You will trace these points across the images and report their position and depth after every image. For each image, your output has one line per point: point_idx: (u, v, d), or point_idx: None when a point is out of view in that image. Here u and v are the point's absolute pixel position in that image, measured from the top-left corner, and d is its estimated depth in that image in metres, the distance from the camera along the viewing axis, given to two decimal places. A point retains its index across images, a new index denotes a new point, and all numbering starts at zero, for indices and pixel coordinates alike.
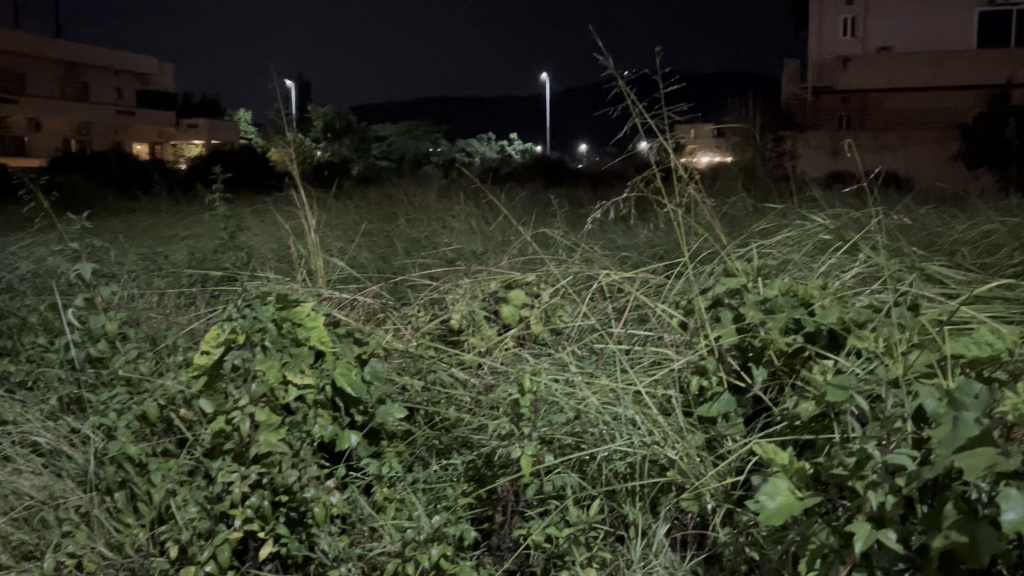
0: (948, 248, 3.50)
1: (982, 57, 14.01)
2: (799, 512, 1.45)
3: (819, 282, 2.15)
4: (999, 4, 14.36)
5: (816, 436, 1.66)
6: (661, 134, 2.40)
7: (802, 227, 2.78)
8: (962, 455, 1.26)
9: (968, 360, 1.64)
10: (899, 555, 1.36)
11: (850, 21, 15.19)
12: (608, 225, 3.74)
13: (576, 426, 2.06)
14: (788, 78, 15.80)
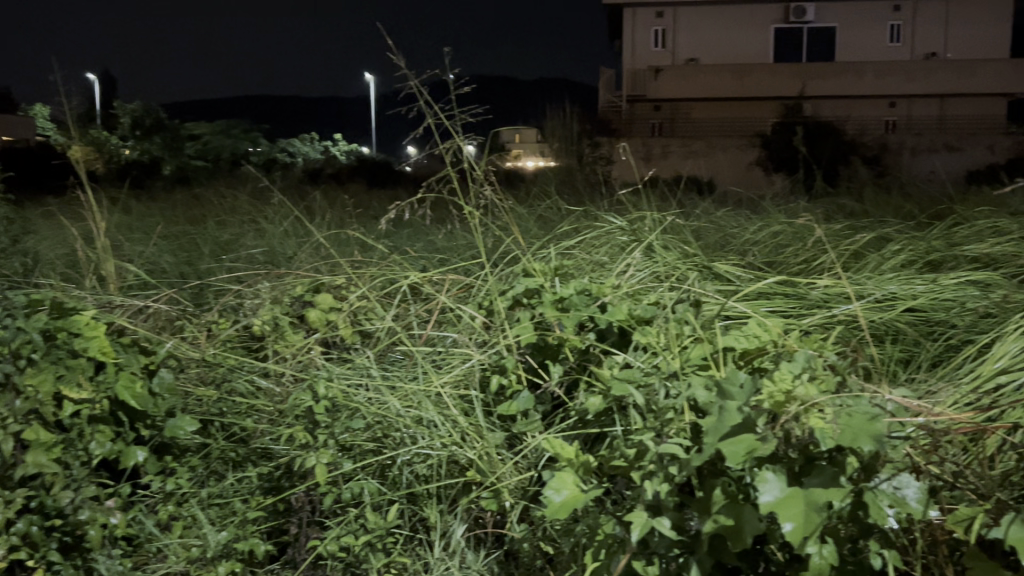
0: (740, 249, 3.73)
1: (776, 70, 15.07)
2: (583, 504, 1.49)
3: (612, 282, 2.23)
4: (792, 22, 15.50)
5: (601, 430, 1.73)
6: (455, 135, 2.42)
7: (602, 228, 2.88)
8: (726, 442, 1.34)
9: (740, 353, 1.75)
10: (674, 540, 1.42)
11: (661, 32, 15.89)
12: (420, 227, 3.73)
13: (377, 431, 2.03)
14: (605, 86, 16.38)
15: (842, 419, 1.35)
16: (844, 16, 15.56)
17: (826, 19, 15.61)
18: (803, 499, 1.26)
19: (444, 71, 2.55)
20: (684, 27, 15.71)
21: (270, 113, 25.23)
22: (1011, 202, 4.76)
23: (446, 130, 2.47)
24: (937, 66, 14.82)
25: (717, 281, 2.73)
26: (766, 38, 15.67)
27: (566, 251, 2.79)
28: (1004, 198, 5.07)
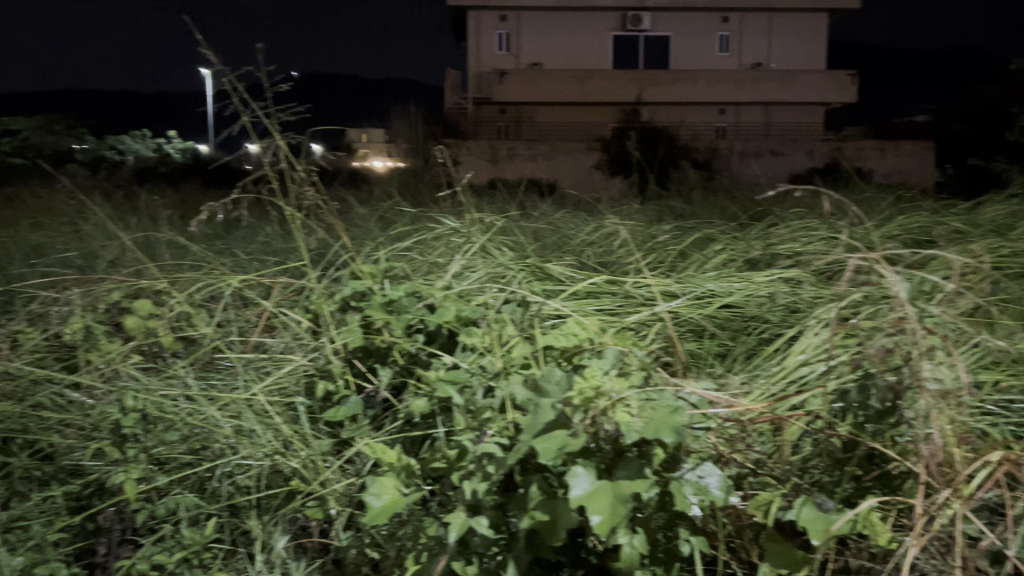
0: (575, 249, 3.82)
1: (615, 76, 15.53)
2: (403, 509, 1.48)
3: (441, 283, 2.23)
4: (630, 30, 16.05)
5: (425, 433, 1.72)
6: (274, 134, 2.36)
7: (435, 230, 2.87)
8: (539, 439, 1.36)
9: (561, 352, 1.78)
10: (493, 539, 1.44)
11: (504, 35, 16.06)
12: (251, 228, 3.61)
13: (194, 443, 1.95)
14: (450, 87, 16.41)
15: (646, 413, 1.40)
16: (677, 26, 16.25)
17: (660, 28, 16.25)
18: (611, 492, 1.30)
19: (259, 69, 2.47)
20: (526, 31, 15.95)
21: (97, 107, 23.77)
22: (825, 205, 5.09)
23: (264, 129, 2.40)
24: (761, 75, 15.73)
25: (547, 281, 2.79)
26: (606, 45, 16.14)
27: (399, 253, 2.77)
28: (816, 199, 5.44)
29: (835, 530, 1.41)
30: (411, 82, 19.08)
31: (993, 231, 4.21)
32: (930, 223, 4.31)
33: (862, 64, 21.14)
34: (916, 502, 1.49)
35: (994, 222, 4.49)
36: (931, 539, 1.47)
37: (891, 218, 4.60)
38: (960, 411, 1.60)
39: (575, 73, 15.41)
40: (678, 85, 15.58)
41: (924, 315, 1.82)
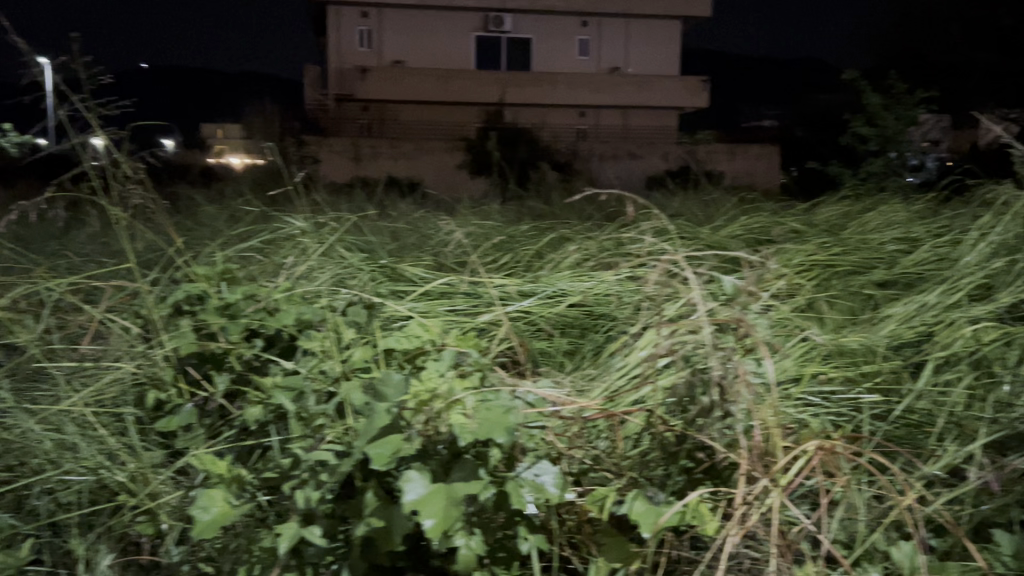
0: (432, 249, 3.79)
1: (478, 76, 15.57)
2: (232, 521, 1.43)
3: (282, 285, 2.16)
4: (492, 30, 16.12)
5: (258, 441, 1.67)
6: (95, 129, 2.22)
7: (281, 231, 2.79)
8: (372, 444, 1.36)
9: (403, 355, 1.77)
10: (327, 548, 1.42)
11: (366, 32, 15.75)
12: (85, 228, 3.39)
13: (9, 460, 1.82)
14: (309, 84, 16.05)
15: (479, 414, 1.39)
16: (537, 28, 16.49)
17: (521, 30, 16.45)
18: (445, 494, 1.30)
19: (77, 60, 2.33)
20: (387, 29, 15.76)
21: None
22: (676, 207, 5.27)
23: (84, 124, 2.26)
24: (619, 79, 16.16)
25: (399, 283, 2.76)
26: (468, 45, 16.15)
27: (242, 255, 2.67)
28: (667, 200, 5.63)
29: (663, 522, 1.46)
30: (269, 77, 18.56)
31: (827, 232, 4.47)
32: (770, 224, 4.54)
33: (714, 70, 22.07)
34: (737, 491, 1.57)
35: (828, 222, 4.77)
36: (752, 525, 1.55)
37: (735, 219, 4.81)
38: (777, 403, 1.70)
39: (437, 72, 15.39)
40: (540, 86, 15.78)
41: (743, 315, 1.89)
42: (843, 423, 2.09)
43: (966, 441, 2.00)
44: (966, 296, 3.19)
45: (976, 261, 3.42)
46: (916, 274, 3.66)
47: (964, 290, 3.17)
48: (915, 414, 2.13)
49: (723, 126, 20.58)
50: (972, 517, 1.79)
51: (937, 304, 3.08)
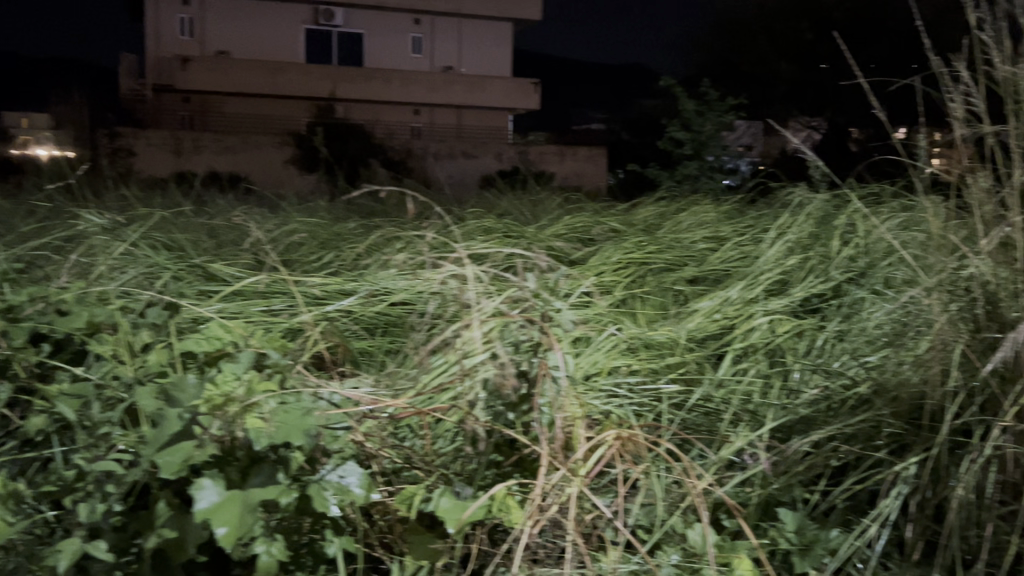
0: (253, 245, 3.67)
1: (308, 70, 15.19)
2: (7, 539, 1.33)
3: (74, 286, 2.04)
4: (322, 24, 15.74)
5: (40, 452, 1.56)
6: None
7: (79, 229, 2.62)
8: (162, 454, 1.32)
9: (203, 359, 1.71)
10: (114, 563, 1.35)
11: (187, 20, 14.93)
12: None
13: None
14: (124, 71, 15.13)
15: (276, 417, 1.37)
16: (369, 24, 16.29)
17: (353, 25, 16.20)
18: (240, 501, 1.29)
19: None
20: (211, 16, 15.04)
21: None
22: (503, 206, 5.35)
23: None
24: (452, 78, 16.22)
25: (208, 282, 2.64)
26: (297, 38, 15.70)
27: (34, 252, 2.50)
28: (493, 200, 5.69)
29: (467, 517, 1.50)
30: (78, 63, 17.33)
31: (643, 230, 4.66)
32: (590, 223, 4.69)
33: (544, 73, 22.54)
34: (539, 480, 1.61)
35: (645, 222, 4.97)
36: (554, 514, 1.60)
37: (558, 218, 4.94)
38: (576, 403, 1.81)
39: (265, 64, 14.87)
40: (373, 82, 15.59)
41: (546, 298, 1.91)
42: (645, 413, 2.18)
43: (756, 426, 2.14)
44: (764, 291, 3.41)
45: (775, 258, 3.67)
46: (723, 271, 3.85)
47: (763, 285, 3.39)
48: (712, 402, 2.25)
49: (553, 127, 21.05)
50: (760, 497, 1.93)
51: (739, 299, 3.27)
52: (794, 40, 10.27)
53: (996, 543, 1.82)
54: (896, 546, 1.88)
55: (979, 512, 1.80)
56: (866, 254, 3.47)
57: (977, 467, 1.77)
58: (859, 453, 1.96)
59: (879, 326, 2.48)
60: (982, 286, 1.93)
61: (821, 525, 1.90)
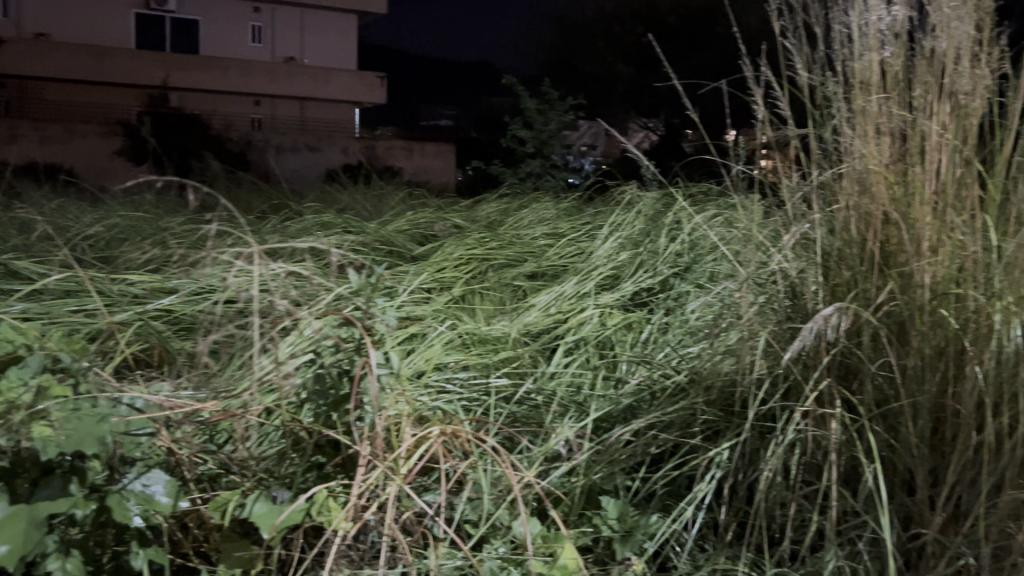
0: (67, 240, 3.43)
1: (139, 56, 14.28)
2: None
3: None
4: (153, 9, 14.76)
5: None
6: None
7: None
8: None
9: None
10: None
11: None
12: None
13: None
14: None
15: (66, 425, 1.30)
16: (204, 10, 15.43)
17: (187, 11, 15.25)
18: (25, 518, 1.24)
19: None
20: None
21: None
22: (343, 202, 5.24)
23: None
24: (293, 70, 15.79)
25: (9, 280, 2.46)
26: (126, 21, 14.63)
27: None
28: (333, 195, 5.57)
29: (281, 522, 1.46)
30: None
31: (485, 226, 4.70)
32: (432, 219, 4.67)
33: (389, 66, 22.30)
34: (357, 480, 1.57)
35: (488, 218, 5.00)
36: (373, 513, 1.57)
37: (400, 214, 4.91)
38: (403, 400, 1.79)
39: (91, 49, 13.84)
40: (210, 72, 14.91)
41: (369, 294, 1.88)
42: (473, 408, 2.20)
43: (580, 418, 2.20)
44: (597, 286, 3.50)
45: (608, 255, 3.78)
46: (560, 267, 3.92)
47: (594, 281, 3.48)
48: (540, 395, 2.29)
49: (399, 122, 20.86)
50: (583, 486, 2.00)
51: (573, 294, 3.34)
52: (629, 43, 10.59)
53: (800, 520, 1.95)
54: (711, 528, 1.99)
55: (784, 493, 1.92)
56: (691, 250, 3.63)
57: (782, 451, 1.87)
58: (676, 440, 2.04)
59: (700, 318, 2.60)
60: (786, 279, 2.05)
61: (642, 512, 1.97)
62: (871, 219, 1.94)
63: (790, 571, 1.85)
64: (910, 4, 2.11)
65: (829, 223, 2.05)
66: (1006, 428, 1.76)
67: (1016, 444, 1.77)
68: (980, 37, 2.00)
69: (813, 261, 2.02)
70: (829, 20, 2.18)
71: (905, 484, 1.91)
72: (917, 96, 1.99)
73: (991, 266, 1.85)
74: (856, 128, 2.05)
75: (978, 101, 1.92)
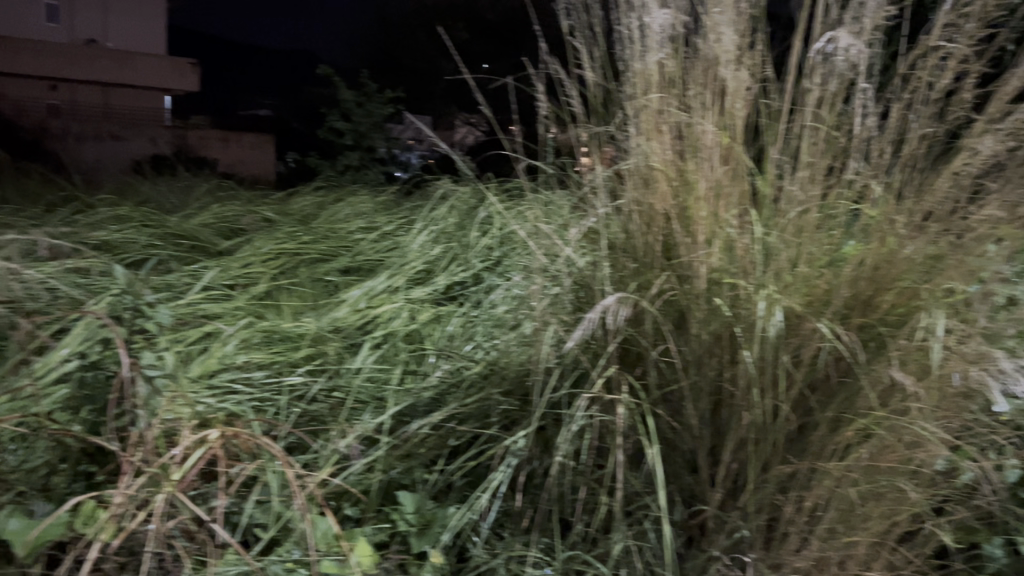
0: None
1: None
2: None
3: None
4: None
5: None
6: None
7: None
8: None
9: None
10: None
11: None
12: None
13: None
14: None
15: None
16: None
17: None
18: None
19: None
20: None
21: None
22: (144, 192, 4.96)
23: None
24: None
25: None
26: None
27: None
28: (133, 186, 5.26)
29: (29, 539, 1.44)
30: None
31: (297, 220, 4.57)
32: (241, 213, 4.50)
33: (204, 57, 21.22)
34: (117, 491, 1.52)
35: (302, 212, 4.84)
36: (137, 524, 1.51)
37: (206, 207, 4.70)
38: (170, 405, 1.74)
39: None
40: None
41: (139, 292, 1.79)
42: (264, 407, 2.14)
43: (379, 412, 2.18)
44: (408, 281, 3.47)
45: (421, 249, 3.75)
46: (375, 261, 3.85)
47: (406, 274, 3.45)
48: (338, 392, 2.25)
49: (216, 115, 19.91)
50: (381, 482, 1.99)
51: (383, 288, 3.30)
52: None
53: (591, 504, 2.02)
54: (508, 516, 2.03)
55: (575, 478, 1.99)
56: (501, 245, 3.66)
57: (572, 437, 1.93)
58: (472, 431, 2.07)
59: (504, 311, 2.63)
60: (574, 272, 2.13)
61: (439, 505, 1.98)
62: (653, 214, 2.03)
63: (580, 553, 1.92)
64: (685, 9, 2.22)
65: (614, 218, 2.13)
66: (771, 407, 1.88)
67: (781, 424, 1.90)
68: (746, 43, 2.14)
69: (599, 253, 2.10)
70: (612, 24, 2.27)
71: (689, 464, 2.02)
72: (691, 96, 2.10)
73: (758, 257, 1.98)
74: (640, 126, 2.14)
75: (744, 103, 2.05)
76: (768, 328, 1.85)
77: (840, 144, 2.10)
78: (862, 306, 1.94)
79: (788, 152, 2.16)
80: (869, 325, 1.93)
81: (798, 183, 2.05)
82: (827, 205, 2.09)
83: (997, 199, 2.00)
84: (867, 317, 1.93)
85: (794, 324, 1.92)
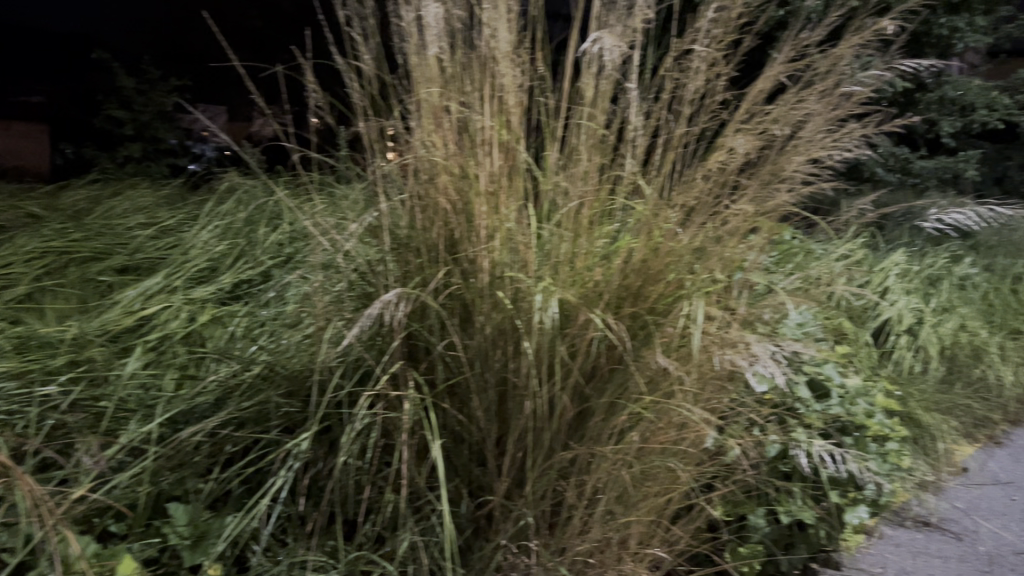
0: None
1: None
2: None
3: None
4: None
5: None
6: None
7: None
8: None
9: None
10: None
11: None
12: None
13: None
14: None
15: None
16: None
17: None
18: None
19: None
20: None
21: None
22: None
23: None
24: None
25: None
26: None
27: None
28: None
29: None
30: None
31: (68, 215, 4.22)
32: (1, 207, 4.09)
33: None
34: None
35: (73, 206, 4.46)
36: None
37: None
38: None
39: None
40: None
41: None
42: (14, 421, 1.96)
43: (148, 421, 2.05)
44: (189, 279, 3.28)
45: (203, 245, 3.55)
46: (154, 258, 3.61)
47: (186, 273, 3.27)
48: (103, 400, 2.10)
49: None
50: (150, 494, 1.87)
51: (161, 287, 3.10)
52: None
53: (377, 501, 1.99)
54: (291, 520, 1.97)
55: (359, 477, 1.95)
56: (292, 241, 3.55)
57: (355, 436, 1.90)
58: (251, 434, 1.99)
59: (289, 309, 2.54)
60: (356, 268, 2.09)
61: (216, 513, 1.89)
62: (435, 210, 2.03)
63: (366, 552, 1.89)
64: (462, 5, 2.23)
65: (395, 212, 2.11)
66: (550, 397, 1.93)
67: (559, 413, 1.95)
68: (518, 40, 2.18)
69: (380, 249, 2.07)
70: (389, 17, 2.25)
71: (475, 456, 2.03)
72: (468, 91, 2.11)
73: (536, 250, 2.02)
74: (419, 120, 2.12)
75: (518, 99, 2.09)
76: (545, 319, 1.89)
77: (612, 142, 2.19)
78: (632, 297, 2.00)
79: (564, 149, 2.22)
80: (638, 314, 1.99)
81: (574, 179, 2.12)
82: (602, 200, 2.16)
83: (752, 194, 2.15)
84: (638, 308, 1.99)
85: (570, 316, 1.97)
